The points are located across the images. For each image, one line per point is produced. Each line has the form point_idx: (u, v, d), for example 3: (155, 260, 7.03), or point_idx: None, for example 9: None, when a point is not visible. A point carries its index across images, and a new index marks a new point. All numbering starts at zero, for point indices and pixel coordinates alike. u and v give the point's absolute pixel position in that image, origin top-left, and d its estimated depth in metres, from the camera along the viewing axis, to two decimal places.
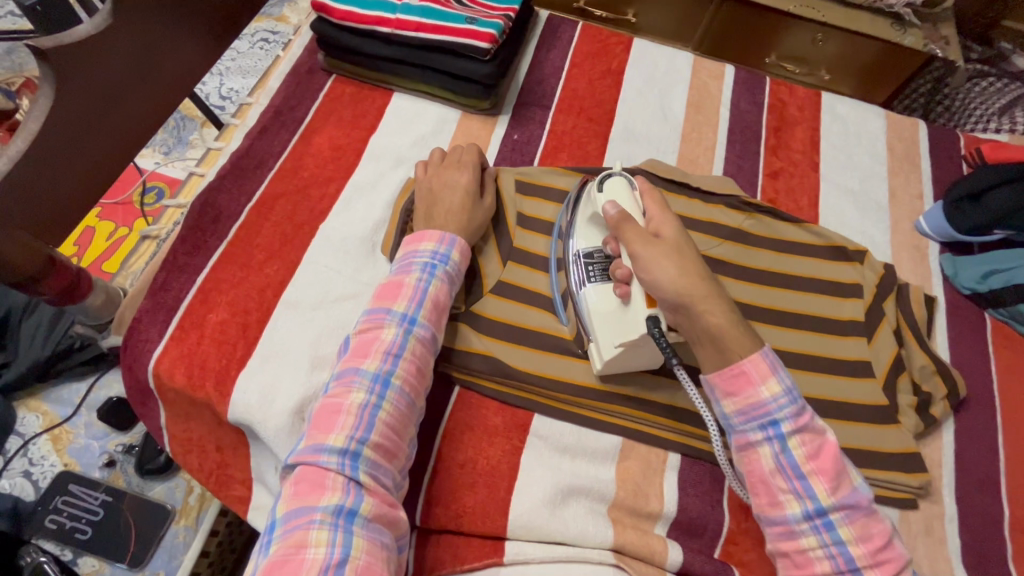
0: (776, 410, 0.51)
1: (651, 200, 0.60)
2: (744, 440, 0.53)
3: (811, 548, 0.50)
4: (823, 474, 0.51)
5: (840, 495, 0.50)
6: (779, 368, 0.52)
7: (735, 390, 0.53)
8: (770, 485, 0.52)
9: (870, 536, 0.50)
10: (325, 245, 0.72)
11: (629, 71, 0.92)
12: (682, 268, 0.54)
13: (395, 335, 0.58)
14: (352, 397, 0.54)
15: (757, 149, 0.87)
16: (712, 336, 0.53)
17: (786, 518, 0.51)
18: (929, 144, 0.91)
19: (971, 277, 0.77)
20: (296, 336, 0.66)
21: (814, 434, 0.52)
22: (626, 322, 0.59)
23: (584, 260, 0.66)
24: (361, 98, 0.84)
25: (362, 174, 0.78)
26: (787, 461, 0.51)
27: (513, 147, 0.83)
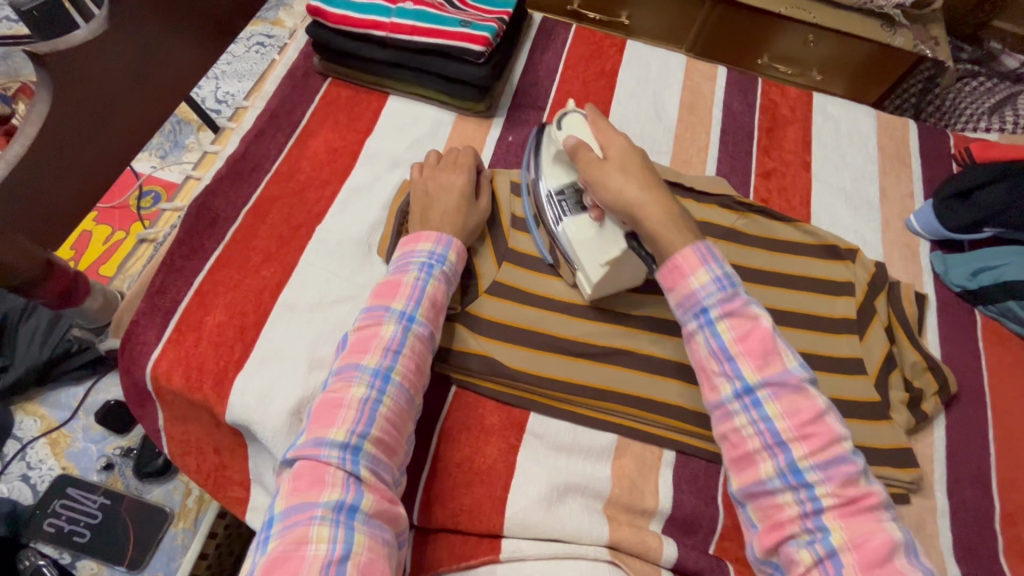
0: (704, 296, 0.55)
1: (602, 128, 0.66)
2: (685, 331, 0.57)
3: (743, 425, 0.52)
4: (749, 352, 0.53)
5: (767, 373, 0.52)
6: (709, 259, 0.56)
7: (673, 283, 0.57)
8: (707, 370, 0.55)
9: (796, 409, 0.51)
10: (321, 247, 0.73)
11: (623, 73, 0.93)
12: (627, 179, 0.61)
13: (394, 332, 0.58)
14: (353, 391, 0.54)
15: (750, 149, 0.88)
16: (651, 238, 0.58)
17: (720, 399, 0.54)
18: (919, 143, 0.92)
19: (962, 275, 0.78)
20: (293, 338, 0.66)
21: (745, 318, 0.54)
22: (605, 240, 0.64)
23: (555, 197, 0.70)
24: (356, 101, 0.85)
25: (358, 176, 0.78)
26: (717, 342, 0.54)
27: (507, 149, 0.84)
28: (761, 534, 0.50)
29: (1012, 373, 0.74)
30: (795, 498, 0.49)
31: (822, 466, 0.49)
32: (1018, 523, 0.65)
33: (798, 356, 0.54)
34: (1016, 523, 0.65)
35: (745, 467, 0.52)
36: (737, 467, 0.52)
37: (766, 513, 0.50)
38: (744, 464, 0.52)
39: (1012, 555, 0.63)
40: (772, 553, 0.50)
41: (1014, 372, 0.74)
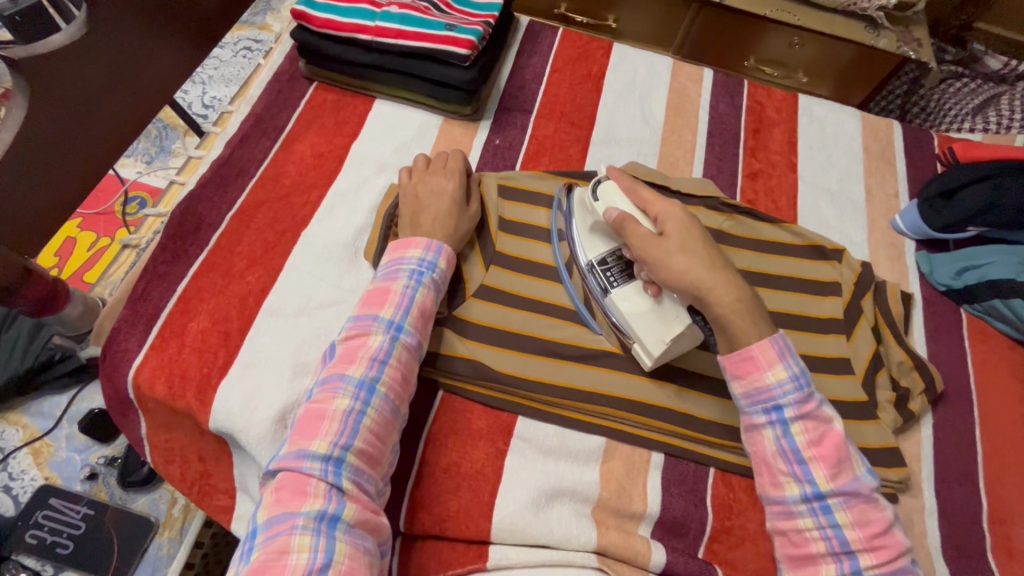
0: (781, 394, 0.54)
1: (645, 199, 0.63)
2: (749, 421, 0.56)
3: (808, 528, 0.52)
4: (824, 460, 0.53)
5: (840, 482, 0.52)
6: (787, 355, 0.55)
7: (741, 373, 0.56)
8: (772, 466, 0.54)
9: (868, 524, 0.51)
10: (307, 251, 0.72)
11: (610, 76, 0.93)
12: (693, 261, 0.58)
13: (380, 342, 0.58)
14: (337, 402, 0.54)
15: (736, 151, 0.88)
16: (726, 326, 0.56)
17: (785, 498, 0.53)
18: (903, 143, 0.92)
19: (946, 274, 0.79)
20: (278, 344, 0.66)
21: (818, 422, 0.54)
22: (662, 318, 0.61)
23: (598, 267, 0.67)
24: (342, 105, 0.85)
25: (343, 181, 0.78)
26: (788, 444, 0.54)
27: (494, 152, 0.84)
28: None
29: (998, 371, 0.74)
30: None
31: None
32: (1005, 521, 0.65)
33: (864, 463, 0.55)
34: (1004, 521, 0.65)
35: (805, 567, 0.52)
36: (793, 563, 0.53)
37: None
38: (804, 562, 0.53)
39: (1000, 553, 0.64)
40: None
41: (999, 371, 0.74)
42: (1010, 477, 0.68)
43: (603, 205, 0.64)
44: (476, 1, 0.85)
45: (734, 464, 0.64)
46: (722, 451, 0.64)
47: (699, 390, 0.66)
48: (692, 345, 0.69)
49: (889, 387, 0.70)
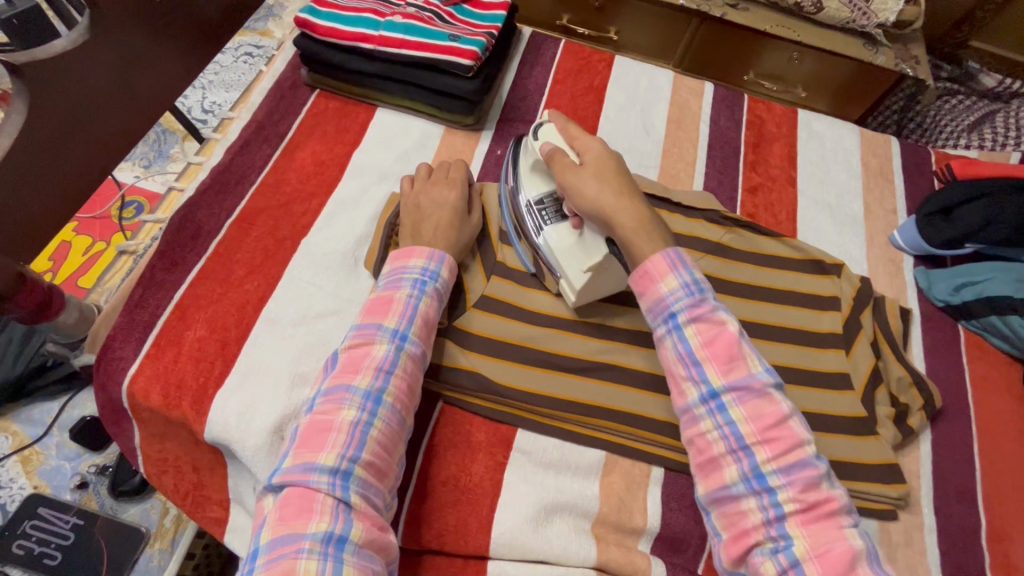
0: (673, 301, 0.56)
1: (574, 134, 0.67)
2: (655, 336, 0.58)
3: (709, 432, 0.53)
4: (715, 358, 0.53)
5: (733, 377, 0.53)
6: (678, 265, 0.57)
7: (642, 288, 0.58)
8: (674, 374, 0.56)
9: (762, 417, 0.51)
10: (306, 259, 0.71)
11: (611, 88, 0.94)
12: (600, 186, 0.61)
13: (386, 352, 0.57)
14: (343, 413, 0.53)
15: (737, 165, 0.89)
16: (627, 244, 0.59)
17: (688, 404, 0.54)
18: (902, 159, 0.93)
19: (945, 290, 0.79)
20: (276, 353, 0.65)
21: (711, 324, 0.55)
22: (585, 248, 0.64)
23: (535, 206, 0.70)
24: (344, 113, 0.84)
25: (344, 189, 0.78)
26: (684, 349, 0.55)
27: (496, 162, 0.84)
28: (727, 544, 0.50)
29: (995, 388, 0.74)
30: (756, 502, 0.49)
31: (783, 469, 0.49)
32: (1004, 539, 0.65)
33: (765, 362, 0.55)
34: (1003, 539, 0.65)
35: (712, 474, 0.52)
36: (704, 473, 0.53)
37: (730, 519, 0.50)
38: (711, 469, 0.52)
39: (999, 571, 0.63)
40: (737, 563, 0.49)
41: (997, 387, 0.74)
42: (1008, 494, 0.68)
43: (542, 140, 0.68)
44: (480, 13, 0.86)
45: None
46: None
47: None
48: None
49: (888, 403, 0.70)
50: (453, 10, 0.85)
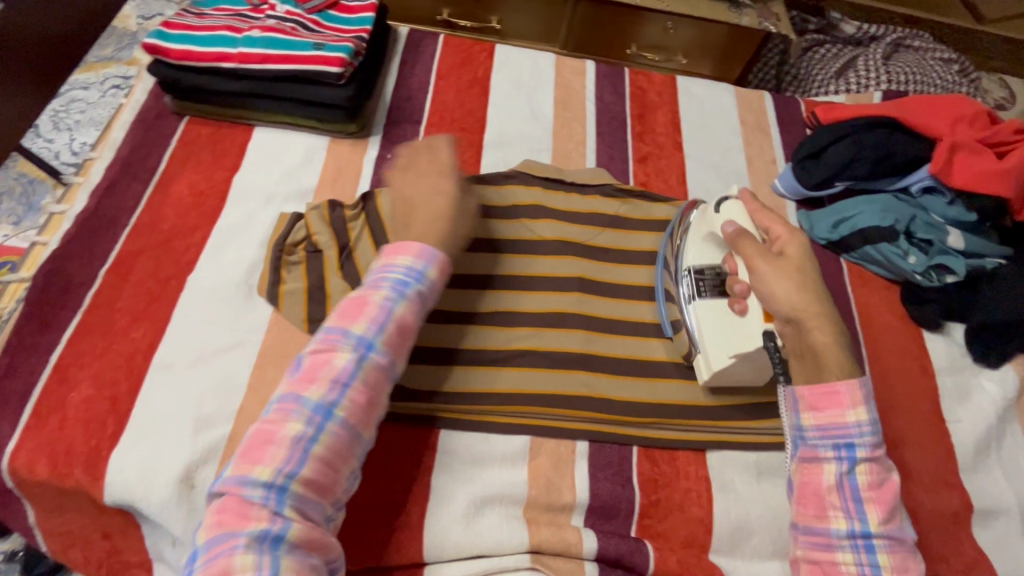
0: (855, 434, 0.57)
1: (773, 221, 0.67)
2: (812, 454, 0.58)
3: (845, 562, 0.54)
4: (880, 503, 0.55)
5: (890, 527, 0.55)
6: (869, 399, 0.58)
7: (821, 405, 0.59)
8: (824, 498, 0.56)
9: (905, 568, 0.54)
10: (196, 296, 0.68)
11: (495, 78, 0.94)
12: (799, 285, 0.61)
13: (345, 362, 0.54)
14: (288, 426, 0.50)
15: (625, 137, 0.91)
16: (814, 351, 0.59)
17: (830, 531, 0.55)
18: (775, 112, 0.99)
19: (825, 228, 0.85)
20: (174, 400, 0.62)
21: (880, 470, 0.57)
22: (738, 333, 0.64)
23: (693, 274, 0.70)
24: (219, 137, 0.80)
25: (229, 217, 0.74)
26: (849, 482, 0.56)
27: (387, 167, 0.82)
28: None
29: (878, 310, 0.81)
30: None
31: None
32: (900, 447, 0.71)
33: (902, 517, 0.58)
34: (899, 446, 0.71)
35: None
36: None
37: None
38: None
39: (898, 476, 0.69)
40: None
41: (879, 309, 0.81)
42: (899, 404, 0.74)
43: (725, 216, 0.69)
44: (346, 17, 0.84)
45: (656, 439, 0.66)
46: (641, 429, 0.66)
47: (612, 373, 0.69)
48: (601, 332, 0.71)
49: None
50: (318, 16, 0.83)
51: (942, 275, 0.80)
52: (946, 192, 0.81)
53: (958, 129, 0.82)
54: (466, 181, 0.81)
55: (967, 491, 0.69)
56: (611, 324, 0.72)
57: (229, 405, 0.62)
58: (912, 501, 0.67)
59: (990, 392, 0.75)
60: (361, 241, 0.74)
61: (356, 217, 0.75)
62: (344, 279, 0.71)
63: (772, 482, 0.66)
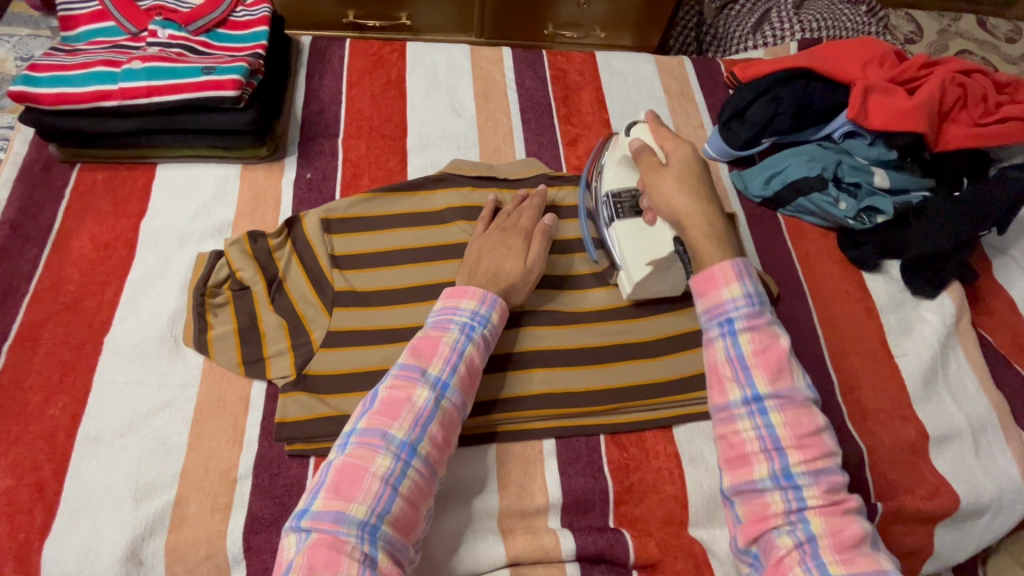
0: (733, 308, 0.54)
1: (665, 136, 0.65)
2: (706, 338, 0.56)
3: (745, 430, 0.52)
4: (765, 366, 0.52)
5: (779, 385, 0.51)
6: (745, 275, 0.54)
7: (703, 292, 0.56)
8: (719, 374, 0.54)
9: (800, 425, 0.50)
10: (117, 358, 0.63)
11: (411, 78, 0.91)
12: (679, 192, 0.61)
13: (427, 400, 0.54)
14: (377, 462, 0.50)
15: (552, 121, 0.90)
16: (693, 247, 0.58)
17: (728, 403, 0.53)
18: (696, 76, 0.99)
19: (758, 186, 0.86)
20: (107, 473, 0.57)
21: (766, 334, 0.53)
22: (653, 242, 0.67)
23: (609, 198, 0.72)
24: (118, 181, 0.75)
25: (141, 266, 0.69)
26: (736, 352, 0.53)
27: (308, 187, 0.78)
28: (745, 527, 0.50)
29: (818, 259, 0.83)
30: (782, 497, 0.49)
31: (813, 474, 0.49)
32: (854, 390, 0.73)
33: (804, 376, 0.54)
34: (853, 389, 0.73)
35: (741, 469, 0.51)
36: (730, 465, 0.52)
37: (752, 509, 0.50)
38: (739, 463, 0.51)
39: (856, 418, 0.71)
40: (757, 549, 0.49)
41: (819, 258, 0.83)
42: (850, 348, 0.76)
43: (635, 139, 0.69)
44: (239, 34, 0.79)
45: (620, 424, 0.66)
46: (606, 416, 0.66)
47: (568, 364, 0.68)
48: (552, 326, 0.70)
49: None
50: (207, 38, 0.78)
51: (873, 216, 0.82)
52: (866, 134, 0.83)
53: (869, 71, 0.85)
54: (393, 189, 0.77)
55: (921, 420, 0.71)
56: (561, 316, 0.71)
57: (169, 468, 0.58)
58: (871, 440, 0.69)
59: (932, 322, 0.78)
60: (290, 269, 0.70)
61: (282, 245, 0.72)
62: (277, 313, 0.67)
63: None
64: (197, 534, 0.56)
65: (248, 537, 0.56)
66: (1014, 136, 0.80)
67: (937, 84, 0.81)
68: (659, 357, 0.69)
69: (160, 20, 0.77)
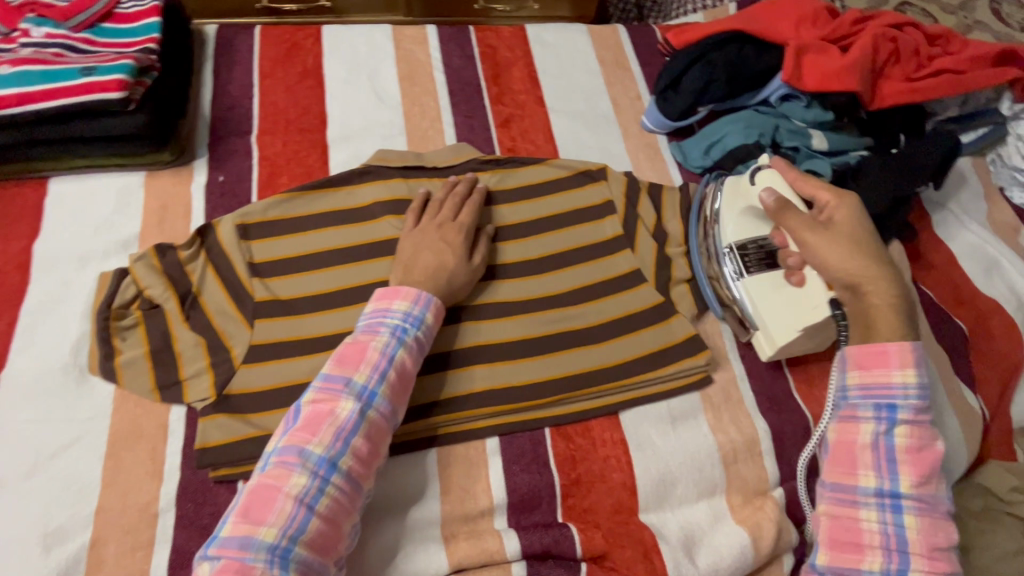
0: (900, 394, 0.56)
1: (817, 186, 0.66)
2: (850, 411, 0.58)
3: (868, 520, 0.54)
4: (916, 466, 0.54)
5: (921, 490, 0.54)
6: (921, 363, 0.56)
7: (867, 364, 0.57)
8: (856, 455, 0.56)
9: (933, 535, 0.53)
10: (17, 395, 0.58)
11: (329, 65, 0.85)
12: (852, 253, 0.61)
13: (350, 412, 0.51)
14: (292, 481, 0.47)
15: (482, 103, 0.85)
16: (869, 316, 0.59)
17: (858, 488, 0.55)
18: (632, 44, 0.95)
19: (698, 156, 0.83)
20: (12, 520, 0.53)
21: (922, 430, 0.56)
22: (801, 307, 0.65)
23: (735, 252, 0.70)
24: (5, 200, 0.68)
25: (39, 292, 0.64)
26: (886, 441, 0.55)
27: (221, 191, 0.73)
28: None
29: None
30: None
31: None
32: (800, 358, 0.72)
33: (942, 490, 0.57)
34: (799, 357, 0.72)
35: (848, 554, 0.53)
36: (833, 545, 0.54)
37: None
38: (845, 547, 0.54)
39: (803, 386, 0.71)
40: None
41: None
42: None
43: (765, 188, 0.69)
44: (126, 28, 0.72)
45: (565, 416, 0.64)
46: (550, 409, 0.64)
47: (508, 359, 0.65)
48: (491, 319, 0.67)
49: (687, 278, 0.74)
50: (89, 34, 0.71)
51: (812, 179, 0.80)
52: (801, 96, 0.81)
53: (802, 31, 0.82)
54: (313, 187, 0.73)
55: None
56: (500, 308, 0.68)
57: (82, 508, 0.54)
58: (817, 408, 0.69)
59: None
60: (206, 282, 0.66)
61: (194, 256, 0.67)
62: (194, 330, 0.63)
63: (685, 427, 0.66)
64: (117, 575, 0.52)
65: (174, 573, 0.53)
66: (947, 89, 0.79)
67: (869, 40, 0.79)
68: (602, 343, 0.68)
69: (34, 17, 0.69)
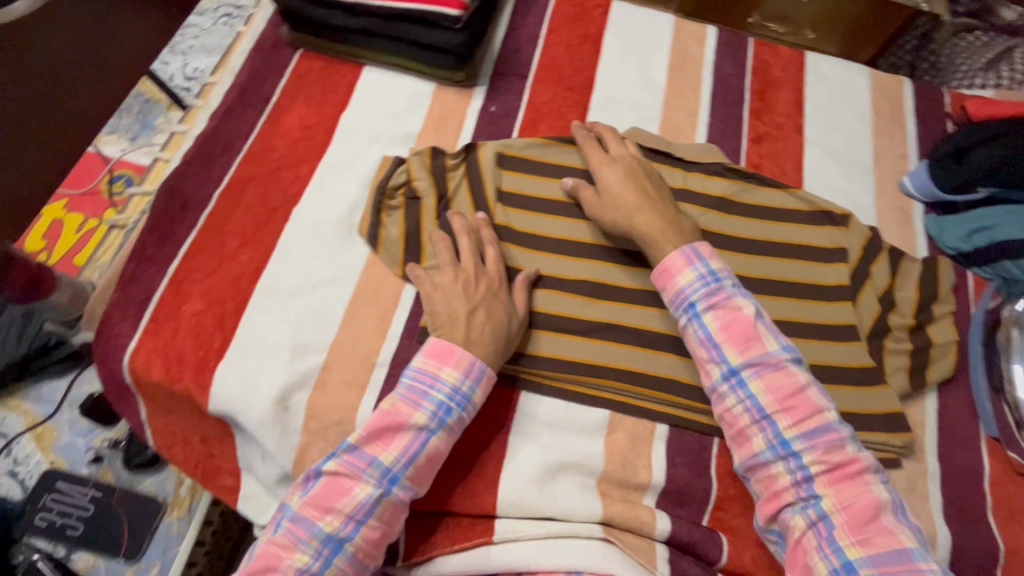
0: (710, 334, 0.61)
1: None
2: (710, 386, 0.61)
3: (799, 522, 0.55)
4: (807, 441, 0.56)
5: (828, 464, 0.55)
6: (702, 273, 0.62)
7: (678, 294, 0.63)
8: (757, 459, 0.58)
9: (858, 517, 0.53)
10: (300, 230, 0.70)
11: (609, 37, 0.89)
12: None
13: (367, 496, 0.54)
14: (295, 555, 0.52)
15: (740, 113, 0.85)
16: None
17: (773, 484, 0.57)
18: (914, 101, 0.89)
19: (956, 237, 0.77)
20: (274, 323, 0.64)
21: (758, 354, 0.59)
22: None
23: None
24: (329, 73, 0.81)
25: (335, 154, 0.75)
26: (765, 420, 0.58)
27: (490, 120, 0.80)
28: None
29: None
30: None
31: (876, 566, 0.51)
32: (1006, 483, 0.65)
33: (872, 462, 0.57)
34: (1005, 482, 0.65)
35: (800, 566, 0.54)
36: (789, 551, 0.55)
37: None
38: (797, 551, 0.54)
39: (1001, 513, 0.64)
40: None
41: None
42: None
43: None
44: None
45: None
46: None
47: None
48: None
49: (902, 353, 0.70)
50: None
51: None
52: None
53: None
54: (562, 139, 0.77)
55: None
56: None
57: (323, 336, 0.65)
58: (1010, 540, 0.63)
59: None
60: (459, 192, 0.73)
61: (457, 166, 0.74)
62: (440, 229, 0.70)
63: None
64: (335, 399, 0.62)
65: None
66: None
67: None
68: None
69: None
